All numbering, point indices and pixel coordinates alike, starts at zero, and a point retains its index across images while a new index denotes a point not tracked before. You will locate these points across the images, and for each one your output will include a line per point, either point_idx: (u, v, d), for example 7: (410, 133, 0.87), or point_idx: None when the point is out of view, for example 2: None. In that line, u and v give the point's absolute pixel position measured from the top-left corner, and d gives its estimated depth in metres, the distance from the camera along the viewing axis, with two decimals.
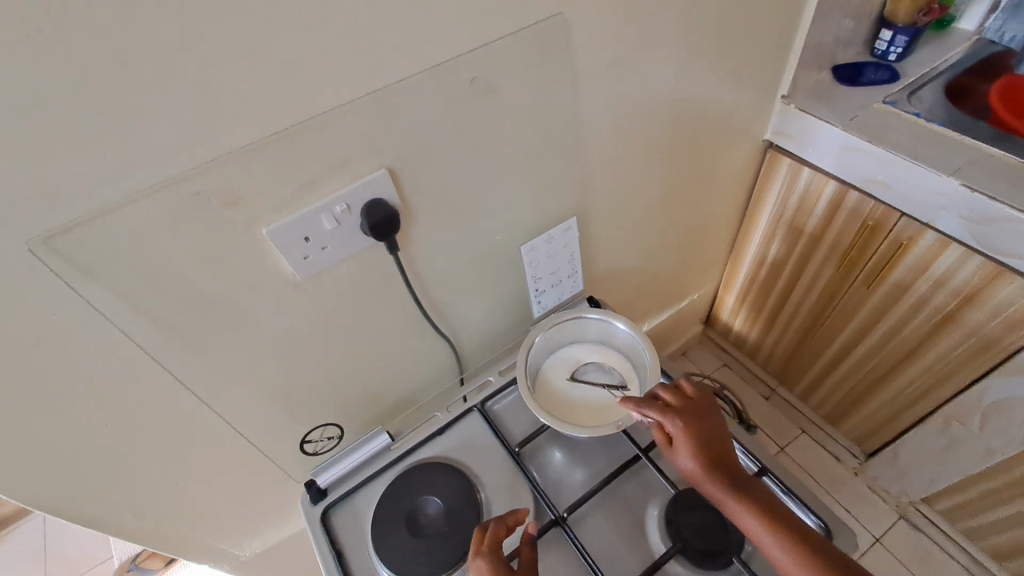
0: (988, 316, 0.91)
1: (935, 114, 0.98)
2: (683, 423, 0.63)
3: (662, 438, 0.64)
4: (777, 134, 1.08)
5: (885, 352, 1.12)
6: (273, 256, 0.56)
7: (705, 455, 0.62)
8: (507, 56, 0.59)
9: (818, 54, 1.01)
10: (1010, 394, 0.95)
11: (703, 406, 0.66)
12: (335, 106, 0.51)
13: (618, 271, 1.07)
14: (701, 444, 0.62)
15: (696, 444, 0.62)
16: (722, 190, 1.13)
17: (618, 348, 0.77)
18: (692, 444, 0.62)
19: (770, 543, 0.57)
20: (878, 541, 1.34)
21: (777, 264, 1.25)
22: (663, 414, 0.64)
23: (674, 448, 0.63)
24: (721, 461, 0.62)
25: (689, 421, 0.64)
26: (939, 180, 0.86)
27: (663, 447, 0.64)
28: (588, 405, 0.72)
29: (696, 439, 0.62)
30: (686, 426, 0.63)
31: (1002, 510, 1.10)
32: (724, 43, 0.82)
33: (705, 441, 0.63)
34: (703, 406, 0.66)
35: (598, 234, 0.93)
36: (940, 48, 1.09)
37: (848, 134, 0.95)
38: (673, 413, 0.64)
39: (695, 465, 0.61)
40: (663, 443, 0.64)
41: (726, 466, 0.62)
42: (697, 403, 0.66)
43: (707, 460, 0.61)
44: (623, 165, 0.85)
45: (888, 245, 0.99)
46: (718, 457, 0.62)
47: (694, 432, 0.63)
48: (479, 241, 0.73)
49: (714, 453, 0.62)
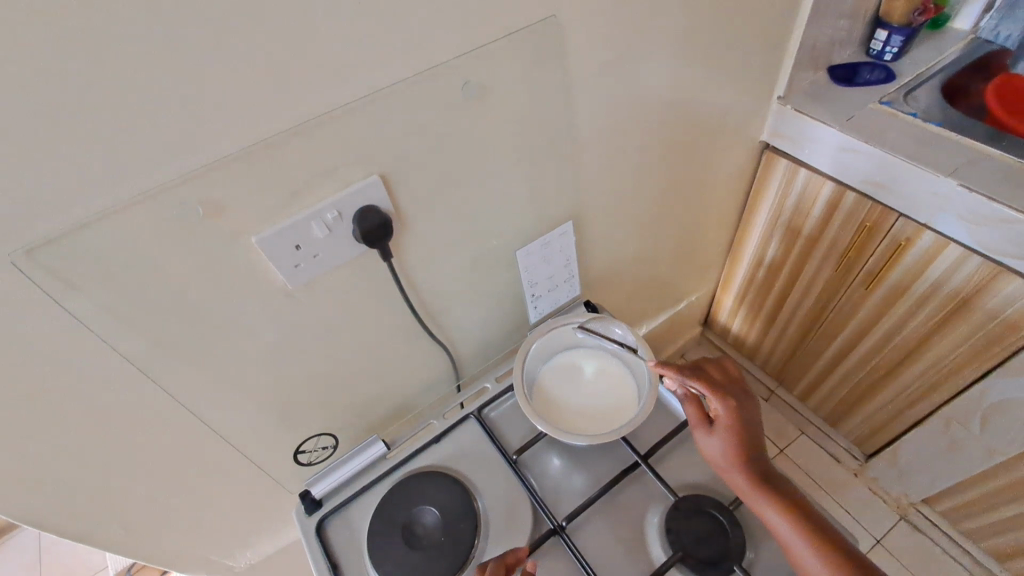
0: (987, 316, 0.90)
1: (932, 114, 0.98)
2: (727, 406, 0.64)
3: (700, 415, 0.66)
4: (773, 134, 1.07)
5: (884, 353, 1.11)
6: (263, 265, 0.55)
7: (739, 441, 0.63)
8: (500, 59, 0.58)
9: (814, 55, 1.01)
10: (1010, 395, 0.95)
11: (750, 395, 0.67)
12: (324, 112, 0.50)
13: (615, 274, 1.07)
14: (741, 430, 0.63)
15: (735, 429, 0.63)
16: (719, 191, 1.13)
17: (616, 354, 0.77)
18: (732, 427, 0.63)
19: (782, 533, 0.58)
20: (879, 542, 1.33)
21: (775, 265, 1.25)
22: (711, 392, 0.65)
23: (710, 427, 0.65)
24: (753, 452, 0.63)
25: (736, 406, 0.65)
26: (936, 181, 0.85)
27: (697, 424, 0.66)
28: (592, 405, 0.71)
29: (737, 424, 0.64)
30: (732, 410, 0.64)
31: (1003, 511, 1.09)
32: (719, 44, 0.81)
33: (745, 429, 0.64)
34: (754, 400, 0.67)
35: (594, 238, 0.93)
36: (935, 48, 1.09)
37: (845, 135, 0.94)
38: (720, 394, 0.65)
39: (725, 447, 0.63)
40: (699, 419, 0.66)
41: (757, 457, 0.62)
42: (743, 390, 0.67)
43: (740, 446, 0.63)
44: (618, 168, 0.84)
45: (886, 246, 0.98)
46: (751, 446, 0.63)
47: (736, 417, 0.64)
48: (473, 246, 0.73)
49: (748, 442, 0.63)
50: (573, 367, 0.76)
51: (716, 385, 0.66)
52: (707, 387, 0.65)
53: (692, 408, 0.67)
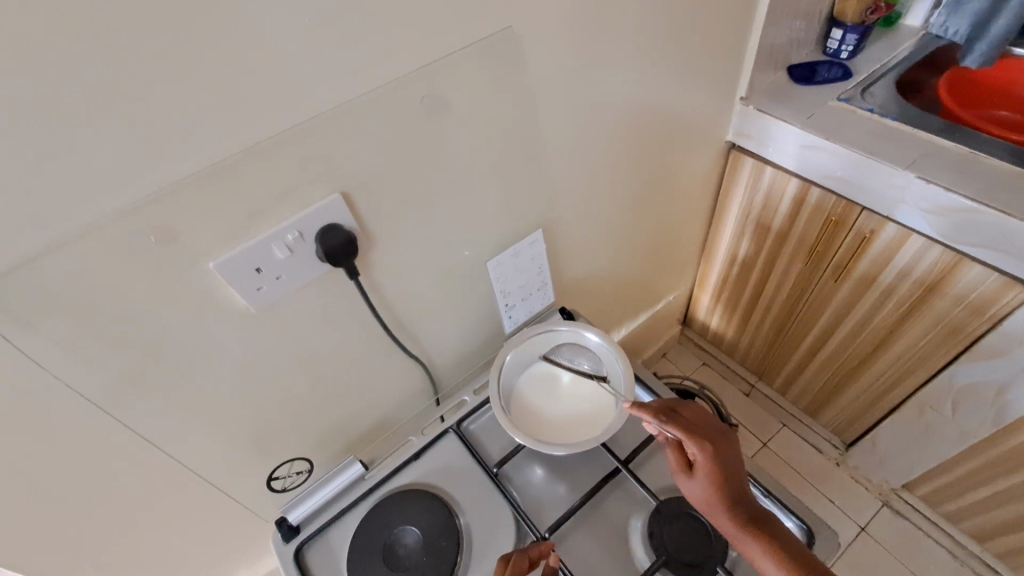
0: (953, 302, 0.92)
1: (889, 108, 1.00)
2: (707, 451, 0.61)
3: (681, 460, 0.64)
4: (738, 135, 1.10)
5: (857, 342, 1.13)
6: (223, 290, 0.53)
7: (721, 485, 0.60)
8: (459, 71, 0.58)
9: (773, 55, 1.03)
10: (977, 378, 0.97)
11: (725, 434, 0.64)
12: (277, 132, 0.48)
13: (589, 278, 1.07)
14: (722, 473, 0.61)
15: (717, 474, 0.61)
16: (688, 191, 1.14)
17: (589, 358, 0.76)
18: (714, 473, 0.61)
19: None
20: (863, 530, 1.34)
21: (748, 261, 1.26)
22: (688, 438, 0.62)
23: (691, 472, 0.63)
24: (738, 493, 0.61)
25: (715, 449, 0.62)
26: (895, 174, 0.88)
27: (679, 469, 0.63)
28: (578, 399, 0.72)
29: (717, 469, 0.61)
30: (711, 455, 0.61)
31: (981, 491, 1.11)
32: (678, 47, 0.82)
33: (728, 471, 0.61)
34: (730, 437, 0.64)
35: (566, 243, 0.93)
36: (889, 44, 1.12)
37: (806, 132, 0.97)
38: (698, 440, 0.62)
39: (708, 494, 0.60)
40: (680, 466, 0.63)
41: (741, 498, 0.60)
42: (718, 426, 0.65)
43: (723, 491, 0.60)
44: (585, 174, 0.84)
45: (852, 238, 1.01)
46: (734, 487, 0.61)
47: (716, 461, 0.61)
48: (443, 260, 0.72)
49: (732, 484, 0.61)
50: (548, 375, 0.75)
51: (693, 429, 0.63)
52: (684, 432, 0.62)
53: (673, 454, 0.64)
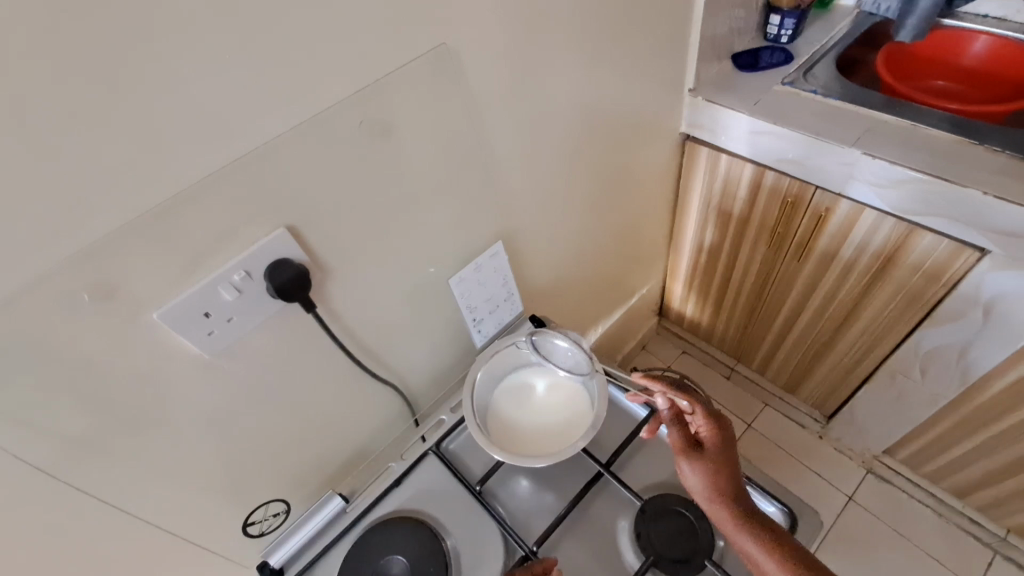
0: (910, 270, 0.95)
1: (832, 87, 1.03)
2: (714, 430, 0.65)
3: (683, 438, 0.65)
4: (691, 126, 1.11)
5: (826, 317, 1.15)
6: (172, 339, 0.51)
7: (720, 465, 0.62)
8: (398, 91, 0.57)
9: (715, 46, 1.05)
10: (940, 342, 1.00)
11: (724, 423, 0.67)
12: (211, 172, 0.47)
13: (558, 282, 1.07)
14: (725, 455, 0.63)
15: (718, 454, 0.63)
16: (647, 185, 1.16)
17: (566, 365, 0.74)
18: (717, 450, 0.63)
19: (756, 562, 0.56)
20: (851, 500, 1.36)
21: (715, 248, 1.28)
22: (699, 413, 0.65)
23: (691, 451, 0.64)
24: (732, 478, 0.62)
25: (721, 430, 0.65)
26: (843, 152, 0.90)
27: (680, 446, 0.64)
28: (555, 408, 0.72)
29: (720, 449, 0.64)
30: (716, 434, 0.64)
31: (956, 448, 1.14)
32: (619, 46, 0.83)
33: (727, 454, 0.63)
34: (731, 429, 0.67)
35: (530, 250, 0.93)
36: (826, 25, 1.15)
37: (755, 119, 0.99)
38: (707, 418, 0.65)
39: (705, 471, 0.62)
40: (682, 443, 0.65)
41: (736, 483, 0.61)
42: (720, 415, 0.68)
43: (720, 471, 0.62)
44: (540, 180, 0.84)
45: (809, 217, 1.03)
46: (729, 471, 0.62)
47: (719, 441, 0.64)
48: (404, 281, 0.71)
49: (728, 467, 0.62)
50: (523, 387, 0.74)
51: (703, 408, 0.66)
52: (697, 407, 0.65)
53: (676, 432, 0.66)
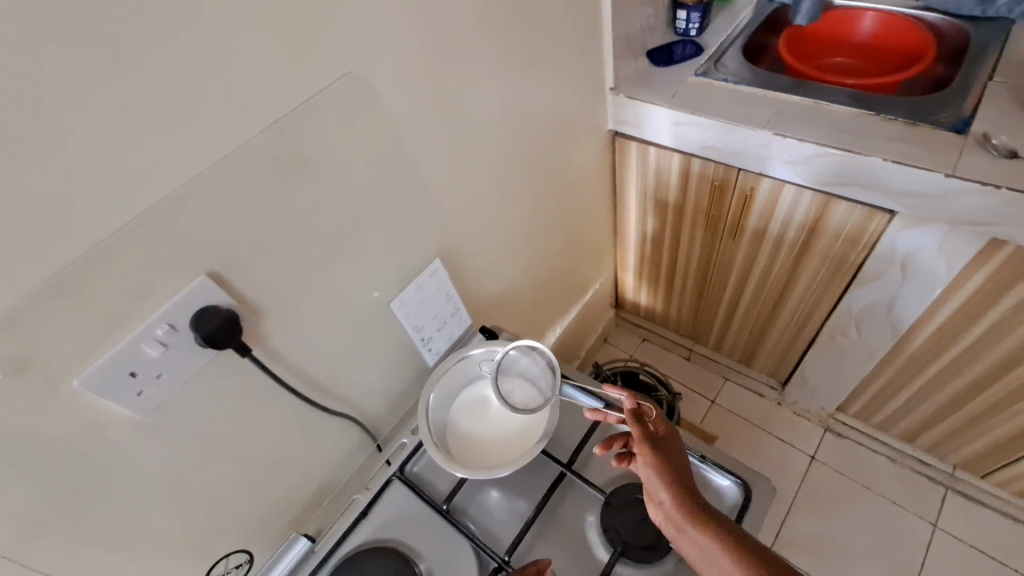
0: (833, 237, 1.01)
1: (741, 74, 1.08)
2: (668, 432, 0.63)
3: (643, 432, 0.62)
4: (617, 123, 1.15)
5: (767, 290, 1.21)
6: (98, 406, 0.49)
7: (680, 464, 0.60)
8: (309, 123, 0.56)
9: (629, 45, 1.09)
10: (868, 300, 1.06)
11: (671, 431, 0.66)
12: (119, 228, 0.46)
13: (507, 289, 1.08)
14: (680, 459, 0.61)
15: (675, 453, 0.61)
16: (583, 183, 1.18)
17: None
18: (674, 451, 0.61)
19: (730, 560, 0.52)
20: (814, 459, 1.42)
21: (657, 237, 1.33)
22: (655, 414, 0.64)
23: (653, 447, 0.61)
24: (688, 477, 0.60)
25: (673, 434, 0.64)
26: (756, 134, 0.96)
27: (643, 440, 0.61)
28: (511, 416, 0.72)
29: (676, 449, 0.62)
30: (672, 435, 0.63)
31: (898, 396, 1.22)
32: (533, 54, 0.85)
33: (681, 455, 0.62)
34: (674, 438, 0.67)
35: (474, 262, 0.93)
36: (731, 15, 1.21)
37: (674, 111, 1.04)
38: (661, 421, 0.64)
39: (669, 466, 0.59)
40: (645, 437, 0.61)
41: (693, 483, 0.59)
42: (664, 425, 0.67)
43: (681, 469, 0.59)
44: (473, 192, 0.85)
45: (738, 198, 1.09)
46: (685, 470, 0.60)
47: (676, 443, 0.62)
48: (344, 311, 0.70)
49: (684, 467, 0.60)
50: (477, 401, 0.75)
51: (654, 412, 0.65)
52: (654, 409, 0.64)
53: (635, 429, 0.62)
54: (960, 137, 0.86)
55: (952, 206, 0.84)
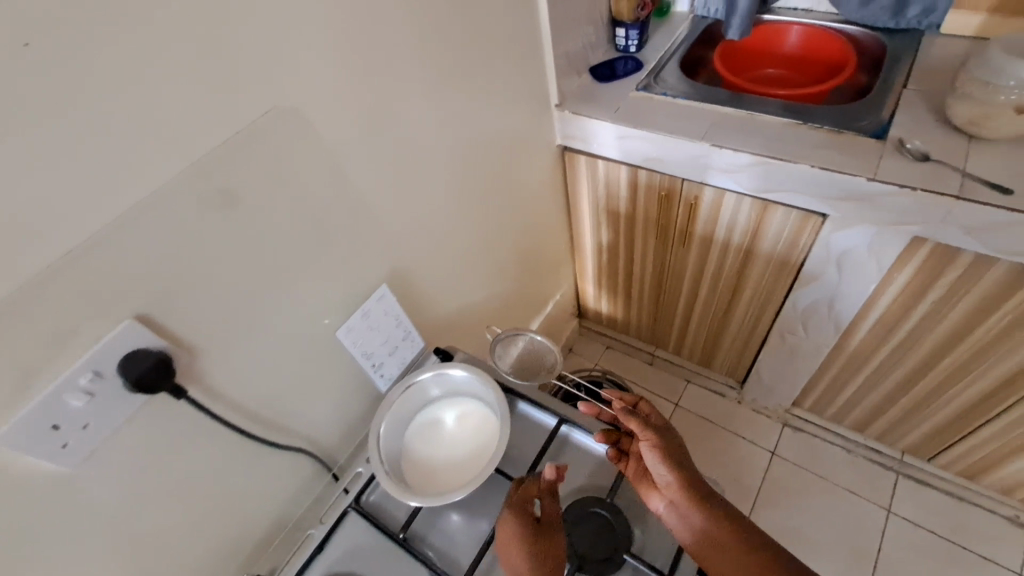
0: (774, 240, 1.06)
1: (679, 87, 1.12)
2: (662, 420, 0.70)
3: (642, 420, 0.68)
4: (565, 139, 1.18)
5: (718, 293, 1.25)
6: (18, 461, 0.47)
7: (677, 448, 0.66)
8: (236, 158, 0.56)
9: (571, 62, 1.12)
10: (811, 299, 1.11)
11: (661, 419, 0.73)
12: (30, 277, 0.44)
13: (465, 307, 1.08)
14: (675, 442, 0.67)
15: (671, 437, 0.67)
16: (535, 198, 1.20)
17: (466, 394, 0.76)
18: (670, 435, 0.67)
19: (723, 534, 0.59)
20: (775, 454, 1.46)
21: (612, 246, 1.36)
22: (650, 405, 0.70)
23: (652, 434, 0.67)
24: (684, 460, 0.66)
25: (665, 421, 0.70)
26: (695, 146, 1.00)
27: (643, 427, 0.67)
28: (464, 438, 0.72)
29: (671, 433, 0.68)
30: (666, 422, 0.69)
31: (847, 388, 1.27)
32: (472, 76, 0.87)
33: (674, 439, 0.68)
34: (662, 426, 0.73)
35: (427, 283, 0.93)
36: (668, 31, 1.25)
37: (617, 126, 1.07)
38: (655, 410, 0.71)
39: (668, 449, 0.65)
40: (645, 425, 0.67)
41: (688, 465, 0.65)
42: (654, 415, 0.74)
43: (678, 452, 0.66)
44: (420, 215, 0.85)
45: (684, 207, 1.12)
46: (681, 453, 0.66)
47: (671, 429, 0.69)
48: (289, 343, 0.69)
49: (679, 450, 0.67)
50: (429, 427, 0.74)
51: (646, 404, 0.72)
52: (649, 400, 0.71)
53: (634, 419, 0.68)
54: (880, 142, 0.91)
55: (876, 208, 0.89)
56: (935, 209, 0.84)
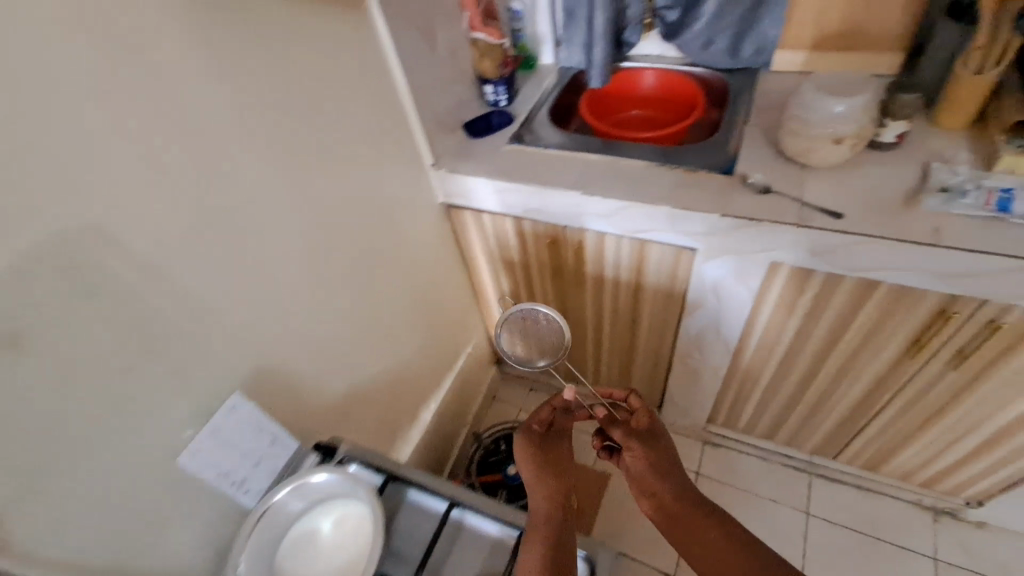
0: (658, 274, 1.10)
1: (550, 137, 1.15)
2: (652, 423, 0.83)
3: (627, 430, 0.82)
4: (446, 196, 1.17)
5: (619, 327, 1.28)
6: None
7: (659, 453, 0.80)
8: (10, 293, 0.49)
9: (442, 121, 1.12)
10: (700, 325, 1.15)
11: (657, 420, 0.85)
12: None
13: (357, 384, 1.02)
14: (660, 447, 0.80)
15: (656, 443, 0.81)
16: (425, 257, 1.18)
17: (335, 500, 0.71)
18: (656, 439, 0.81)
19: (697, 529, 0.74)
20: (699, 474, 1.49)
21: (513, 293, 1.35)
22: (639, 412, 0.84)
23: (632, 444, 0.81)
24: (668, 463, 0.79)
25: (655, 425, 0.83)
26: (567, 195, 1.02)
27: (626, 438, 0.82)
28: (340, 550, 0.68)
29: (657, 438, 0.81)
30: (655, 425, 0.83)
31: (751, 402, 1.32)
32: (326, 154, 0.84)
33: (662, 441, 0.81)
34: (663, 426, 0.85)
35: (304, 369, 0.87)
36: (537, 83, 1.29)
37: (493, 181, 1.07)
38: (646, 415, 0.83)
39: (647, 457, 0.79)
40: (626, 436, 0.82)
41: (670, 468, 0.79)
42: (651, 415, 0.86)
43: (659, 459, 0.79)
44: (284, 305, 0.80)
45: (571, 251, 1.14)
46: (666, 457, 0.80)
47: (657, 434, 0.82)
48: (122, 478, 0.61)
49: (664, 456, 0.80)
50: (301, 545, 0.69)
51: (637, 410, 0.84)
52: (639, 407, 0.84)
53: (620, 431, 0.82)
54: (729, 178, 0.97)
55: (734, 240, 0.94)
56: (782, 237, 0.89)
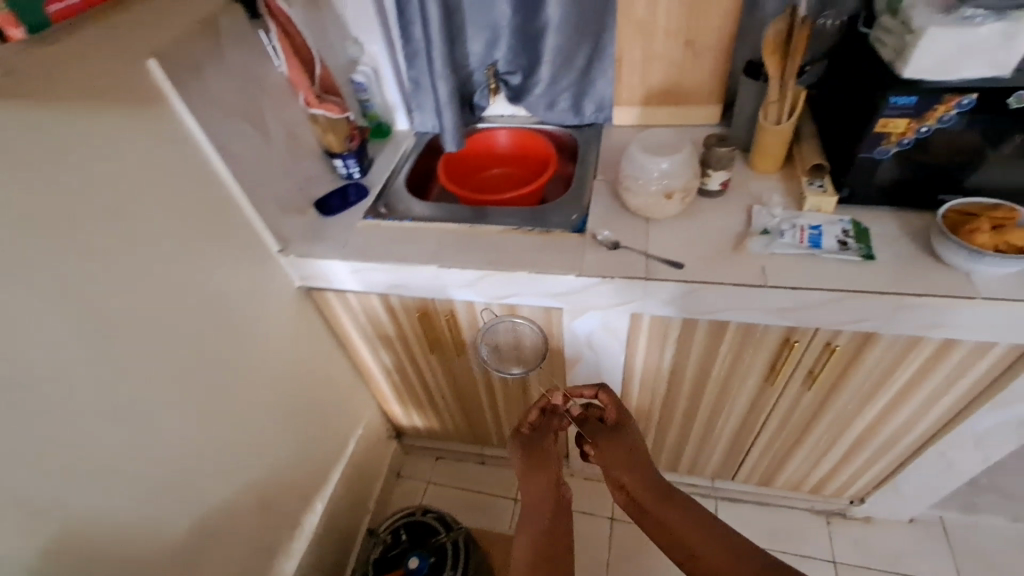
0: None
1: (408, 208, 1.12)
2: (621, 416, 0.89)
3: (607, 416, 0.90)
4: (303, 280, 1.09)
5: (508, 388, 1.24)
6: None
7: (626, 450, 0.86)
8: None
9: (286, 204, 1.05)
10: (582, 377, 1.15)
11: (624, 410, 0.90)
12: None
13: (207, 512, 0.89)
14: (627, 442, 0.87)
15: (621, 441, 0.87)
16: (286, 349, 1.08)
17: None
18: (623, 434, 0.88)
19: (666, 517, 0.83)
20: (613, 519, 1.46)
21: (397, 367, 1.28)
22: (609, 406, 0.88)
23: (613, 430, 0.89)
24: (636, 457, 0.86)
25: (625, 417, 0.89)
26: (425, 270, 0.98)
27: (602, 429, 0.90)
28: None
29: (625, 433, 0.88)
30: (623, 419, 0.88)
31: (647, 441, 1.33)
32: (127, 268, 0.74)
33: (629, 437, 0.87)
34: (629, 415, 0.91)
35: (125, 518, 0.74)
36: (393, 151, 1.26)
37: (347, 262, 1.01)
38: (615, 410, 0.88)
39: (619, 452, 0.86)
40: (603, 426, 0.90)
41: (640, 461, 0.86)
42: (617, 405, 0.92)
43: (628, 452, 0.86)
44: (81, 453, 0.68)
45: (443, 321, 1.10)
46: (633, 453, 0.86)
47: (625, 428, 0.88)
48: None
49: (630, 452, 0.86)
50: None
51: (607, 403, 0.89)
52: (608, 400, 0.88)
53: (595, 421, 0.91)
54: (581, 237, 0.98)
55: (593, 297, 0.95)
56: (634, 291, 0.91)
